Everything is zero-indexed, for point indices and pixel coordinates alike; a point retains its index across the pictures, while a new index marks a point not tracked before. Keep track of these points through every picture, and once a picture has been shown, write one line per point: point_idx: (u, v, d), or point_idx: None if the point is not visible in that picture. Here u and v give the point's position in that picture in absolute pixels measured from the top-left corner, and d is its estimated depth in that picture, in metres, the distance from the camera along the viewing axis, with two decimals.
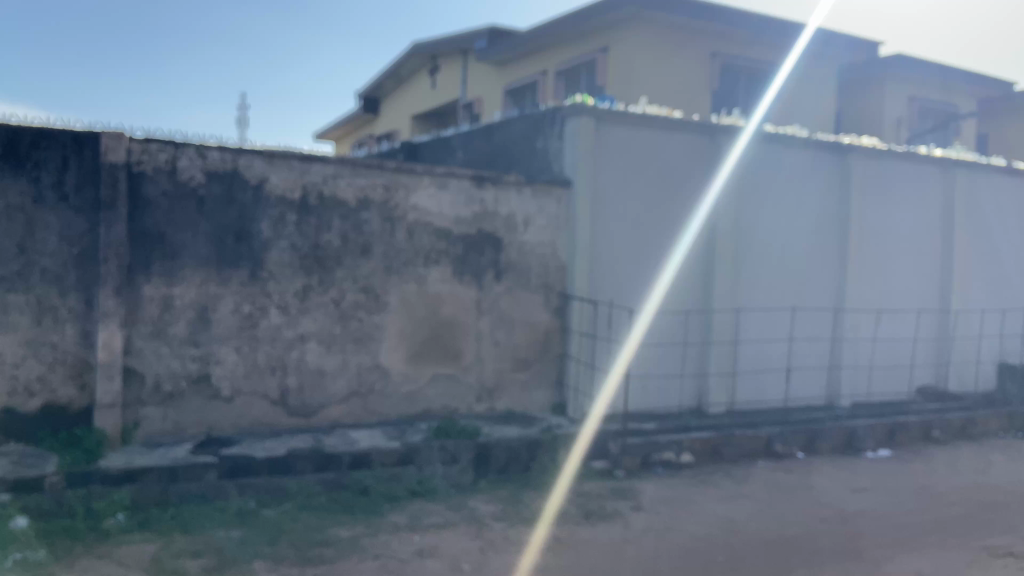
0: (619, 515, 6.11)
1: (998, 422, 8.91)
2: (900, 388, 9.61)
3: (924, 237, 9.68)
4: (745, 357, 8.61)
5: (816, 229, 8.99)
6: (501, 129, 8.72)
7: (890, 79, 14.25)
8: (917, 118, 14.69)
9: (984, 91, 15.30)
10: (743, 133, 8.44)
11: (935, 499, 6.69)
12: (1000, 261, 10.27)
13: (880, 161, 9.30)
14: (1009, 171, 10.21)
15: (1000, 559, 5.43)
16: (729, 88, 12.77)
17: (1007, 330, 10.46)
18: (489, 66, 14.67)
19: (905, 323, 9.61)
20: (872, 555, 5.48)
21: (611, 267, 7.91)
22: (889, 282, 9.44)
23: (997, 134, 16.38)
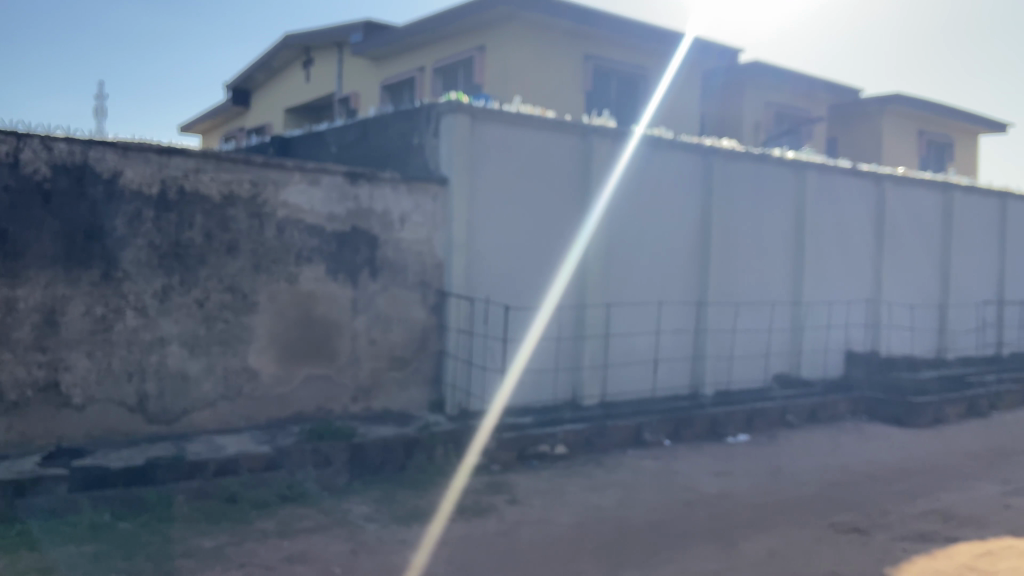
0: (493, 510, 6.17)
1: (844, 405, 9.61)
2: (758, 376, 10.18)
3: (779, 234, 10.30)
4: (616, 350, 8.88)
5: (681, 227, 9.39)
6: (377, 124, 8.61)
7: (748, 84, 15.08)
8: (774, 122, 15.62)
9: (834, 97, 16.45)
10: (615, 133, 8.69)
11: (788, 480, 7.15)
12: (847, 256, 11.08)
13: (740, 163, 9.84)
14: (854, 172, 11.02)
15: (845, 534, 5.86)
16: (602, 90, 13.12)
17: (852, 321, 11.24)
18: (366, 61, 14.46)
19: (762, 315, 10.18)
20: (731, 536, 5.79)
21: (489, 264, 7.97)
22: (747, 276, 9.99)
23: (846, 138, 17.65)
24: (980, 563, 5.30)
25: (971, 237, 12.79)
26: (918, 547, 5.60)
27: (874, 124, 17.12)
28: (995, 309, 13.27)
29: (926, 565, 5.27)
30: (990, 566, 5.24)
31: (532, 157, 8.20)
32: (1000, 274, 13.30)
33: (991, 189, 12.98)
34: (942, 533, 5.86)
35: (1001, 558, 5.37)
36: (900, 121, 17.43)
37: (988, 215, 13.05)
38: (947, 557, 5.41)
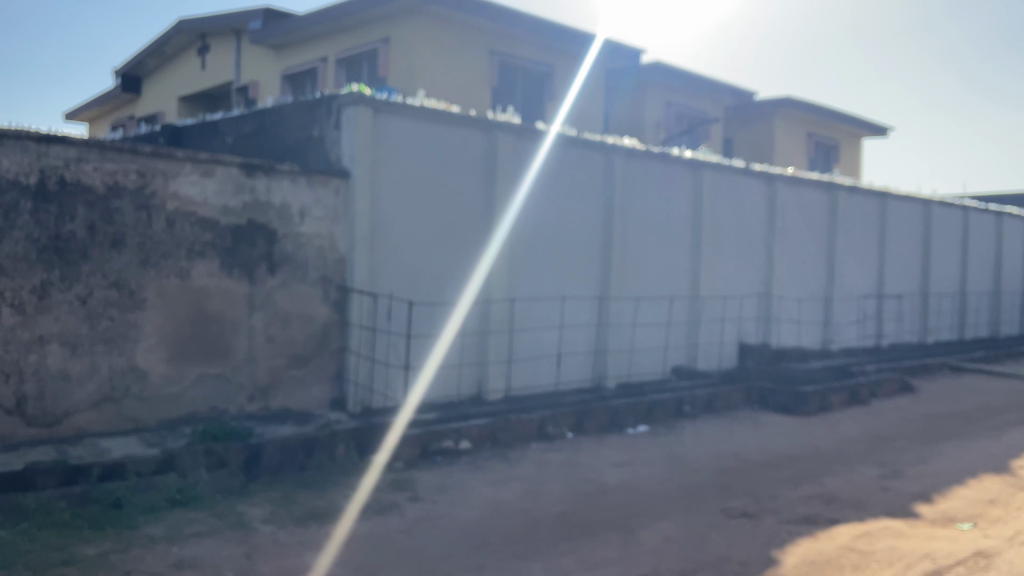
0: (394, 507, 6.11)
1: (737, 395, 9.99)
2: (657, 368, 10.45)
3: (677, 230, 10.61)
4: (520, 345, 8.94)
5: (584, 223, 9.53)
6: (276, 115, 8.38)
7: (649, 84, 15.47)
8: (673, 121, 16.08)
9: (729, 98, 17.08)
10: (519, 129, 8.74)
11: (684, 469, 7.38)
12: (740, 251, 11.52)
13: (640, 161, 10.07)
14: (747, 172, 11.46)
15: (736, 520, 6.09)
16: (507, 86, 13.17)
17: (746, 314, 11.69)
18: (266, 49, 14.04)
19: (661, 309, 10.46)
20: (630, 525, 5.93)
21: (393, 261, 7.85)
22: (648, 271, 10.26)
23: (740, 139, 18.36)
24: (859, 544, 5.61)
25: (854, 234, 13.53)
26: (803, 530, 5.88)
27: (767, 125, 17.88)
28: (876, 302, 14.08)
29: (809, 547, 5.54)
30: (867, 546, 5.56)
31: (436, 152, 8.15)
32: (880, 270, 14.12)
33: (872, 189, 13.76)
34: (824, 516, 6.18)
35: (877, 538, 5.71)
36: (791, 122, 18.26)
37: (869, 214, 13.83)
38: (829, 539, 5.71)
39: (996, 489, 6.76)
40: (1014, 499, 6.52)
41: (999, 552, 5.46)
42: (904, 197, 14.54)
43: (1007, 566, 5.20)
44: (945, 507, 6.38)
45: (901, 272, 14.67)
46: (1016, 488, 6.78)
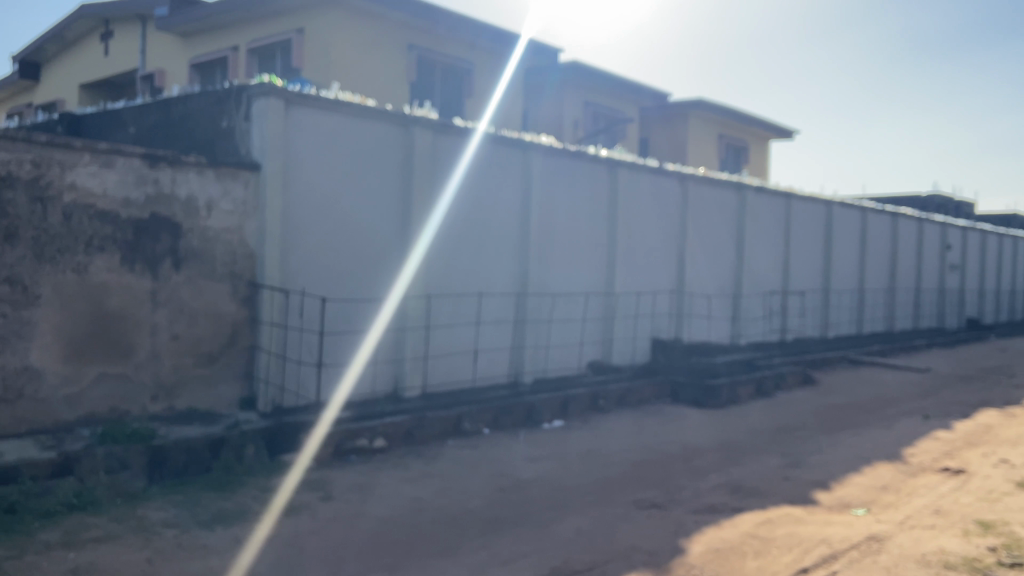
0: (304, 508, 5.98)
1: (650, 389, 10.23)
2: (573, 364, 10.57)
3: (594, 228, 10.78)
4: (437, 342, 8.91)
5: (502, 220, 9.58)
6: (183, 105, 8.11)
7: (566, 83, 15.66)
8: (590, 120, 16.31)
9: (644, 99, 17.45)
10: (436, 125, 8.69)
11: (596, 462, 7.50)
12: (654, 249, 11.79)
13: (557, 159, 10.17)
14: (661, 171, 11.73)
15: (646, 511, 6.24)
16: (425, 81, 13.08)
17: (659, 310, 11.96)
18: (174, 37, 13.56)
19: (577, 305, 10.60)
20: (542, 518, 5.99)
21: (305, 257, 7.69)
22: (564, 267, 10.37)
23: (655, 140, 18.81)
24: (761, 531, 5.83)
25: (761, 233, 14.04)
26: (709, 519, 6.07)
27: (680, 126, 18.36)
28: (781, 298, 14.65)
29: (714, 535, 5.73)
30: (769, 533, 5.78)
31: (351, 146, 8.02)
32: (785, 267, 14.70)
33: (778, 189, 14.31)
34: (729, 505, 6.40)
35: (778, 525, 5.94)
36: (704, 124, 18.80)
37: (775, 213, 14.37)
38: (734, 527, 5.91)
39: (888, 476, 7.13)
40: (904, 485, 6.89)
41: (890, 535, 5.77)
42: (808, 198, 15.19)
43: (896, 549, 5.50)
44: (842, 494, 6.69)
45: (805, 270, 15.32)
46: (906, 474, 7.17)
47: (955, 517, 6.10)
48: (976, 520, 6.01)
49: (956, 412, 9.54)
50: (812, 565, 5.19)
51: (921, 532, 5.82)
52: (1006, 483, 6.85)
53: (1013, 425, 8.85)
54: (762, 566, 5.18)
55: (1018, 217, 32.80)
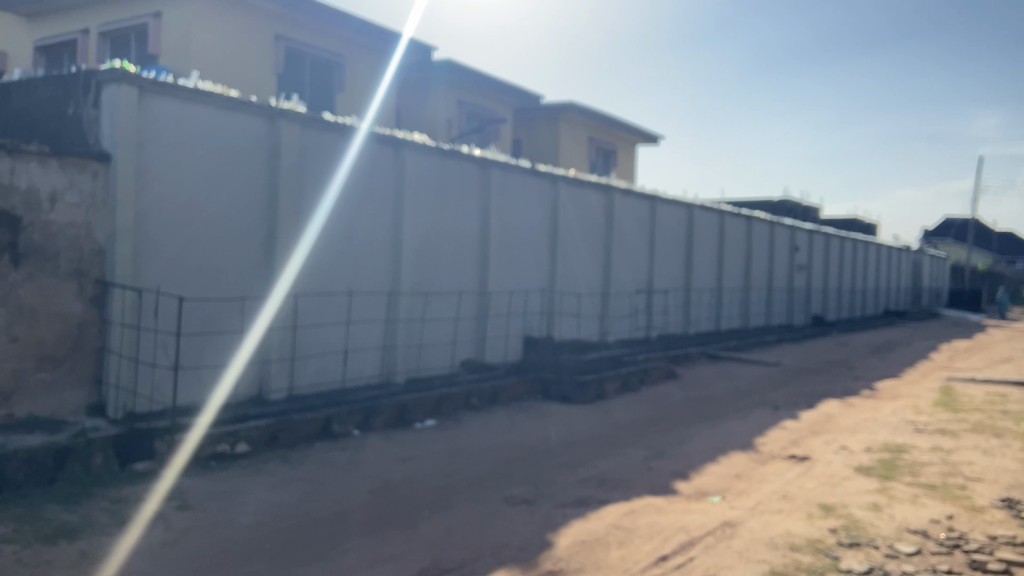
0: (157, 517, 5.65)
1: (521, 387, 10.37)
2: (445, 363, 10.54)
3: (467, 227, 10.82)
4: (304, 342, 8.65)
5: (373, 218, 9.43)
6: (24, 90, 7.52)
7: (440, 81, 15.64)
8: (464, 120, 16.35)
9: (518, 101, 17.71)
10: (305, 118, 8.44)
11: (466, 460, 7.53)
12: (526, 249, 11.97)
13: (430, 158, 10.12)
14: (533, 172, 11.92)
15: (516, 507, 6.32)
16: (293, 73, 12.68)
17: (531, 308, 12.16)
18: (18, 16, 12.74)
19: (449, 304, 10.59)
20: (411, 519, 5.95)
21: (161, 254, 7.27)
22: (436, 266, 10.34)
23: (528, 141, 19.13)
24: (625, 521, 6.04)
25: (628, 234, 14.56)
26: (575, 512, 6.23)
27: (552, 128, 18.75)
28: (646, 297, 15.25)
29: (581, 528, 5.88)
30: (632, 523, 6.00)
31: (212, 137, 7.65)
32: (650, 267, 15.32)
33: (644, 192, 14.89)
34: (595, 498, 6.59)
35: (641, 515, 6.18)
36: (575, 126, 19.29)
37: (640, 216, 14.95)
38: (599, 518, 6.09)
39: (742, 465, 7.57)
40: (756, 472, 7.33)
41: (742, 521, 6.12)
42: (671, 201, 15.90)
43: (748, 533, 5.85)
44: (699, 483, 7.05)
45: (669, 270, 16.02)
46: (758, 463, 7.64)
47: (800, 502, 6.55)
48: (818, 503, 6.48)
49: (802, 403, 10.25)
50: (672, 552, 5.43)
51: (770, 517, 6.21)
52: (845, 468, 7.43)
53: (850, 414, 9.62)
54: (624, 556, 5.37)
55: (856, 221, 35.72)
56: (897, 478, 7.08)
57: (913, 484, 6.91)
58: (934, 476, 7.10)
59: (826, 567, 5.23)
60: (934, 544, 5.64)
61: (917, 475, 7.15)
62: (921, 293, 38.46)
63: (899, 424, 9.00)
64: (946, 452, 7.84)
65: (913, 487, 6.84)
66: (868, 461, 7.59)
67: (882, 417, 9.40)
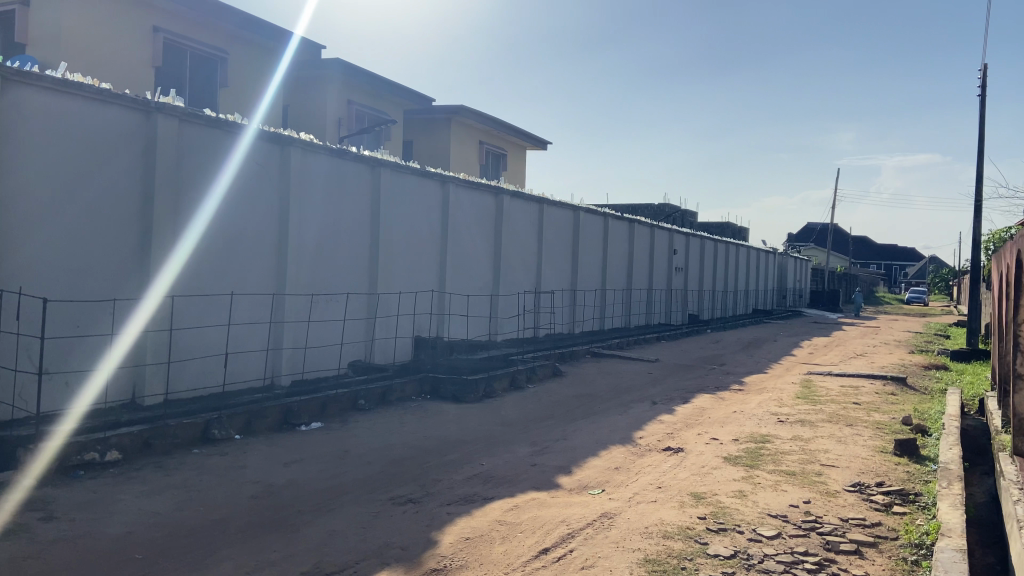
0: (19, 530, 5.35)
1: (410, 387, 10.39)
2: (331, 364, 10.41)
3: (355, 228, 10.74)
4: (181, 345, 8.36)
5: (256, 217, 9.22)
6: None
7: (329, 80, 15.44)
8: (354, 120, 16.19)
9: (409, 103, 17.70)
10: (183, 113, 8.16)
11: (352, 462, 7.52)
12: (415, 249, 11.98)
13: (317, 156, 9.97)
14: (423, 173, 11.94)
15: (401, 506, 6.37)
16: (173, 68, 12.24)
17: (419, 309, 12.17)
18: None
19: (336, 305, 10.47)
20: (294, 524, 5.89)
21: (24, 253, 6.88)
22: (322, 267, 10.20)
23: (419, 143, 19.16)
24: (508, 517, 6.20)
25: (516, 236, 14.82)
26: (460, 510, 6.34)
27: (443, 130, 18.82)
28: (534, 297, 15.57)
29: (465, 525, 6.00)
30: (515, 518, 6.17)
31: (83, 131, 7.31)
32: (538, 268, 15.65)
33: (532, 195, 15.18)
34: (480, 495, 6.72)
35: (524, 510, 6.36)
36: (466, 130, 19.44)
37: (529, 218, 15.25)
38: (484, 515, 6.23)
39: (621, 458, 7.90)
40: (634, 464, 7.68)
41: (620, 511, 6.41)
42: (558, 204, 16.29)
43: (625, 523, 6.12)
44: (581, 477, 7.31)
45: (556, 271, 16.41)
46: (636, 455, 7.99)
47: (673, 491, 6.92)
48: (690, 492, 6.87)
49: (678, 398, 10.77)
50: (553, 545, 5.63)
51: (645, 507, 6.53)
52: (715, 458, 7.89)
53: (721, 407, 10.20)
54: (507, 550, 5.52)
55: (729, 225, 37.63)
56: (761, 466, 7.58)
57: (775, 471, 7.42)
58: (794, 464, 7.65)
59: (695, 552, 5.56)
60: (793, 527, 6.09)
61: (779, 463, 7.68)
62: (787, 293, 41.05)
63: (764, 416, 9.62)
64: (805, 441, 8.45)
65: (776, 474, 7.35)
66: (736, 451, 8.09)
67: (749, 410, 10.02)
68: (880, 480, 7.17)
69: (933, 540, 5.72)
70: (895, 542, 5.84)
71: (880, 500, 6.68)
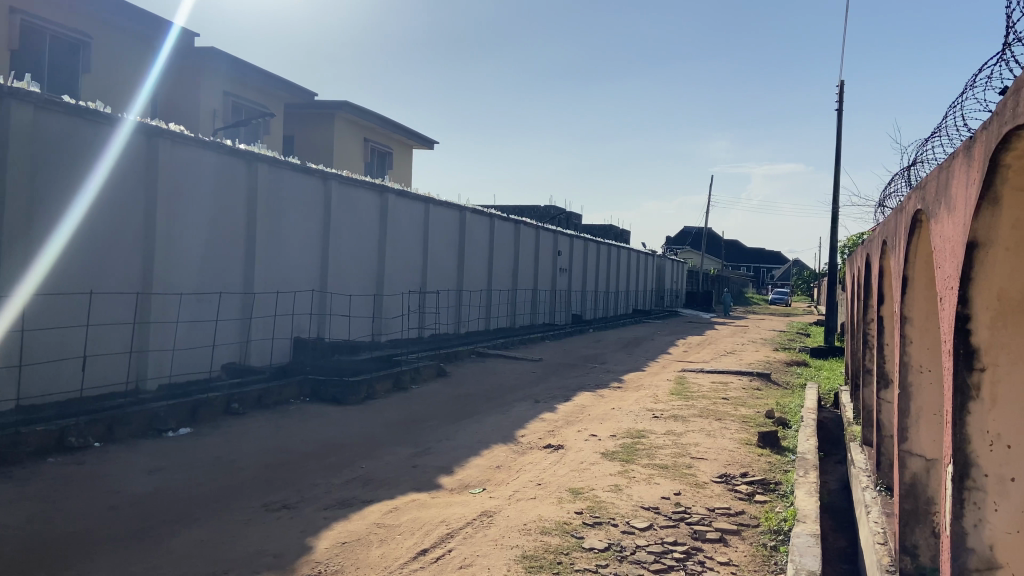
0: None
1: (288, 390, 10.09)
2: (202, 367, 9.98)
3: (228, 225, 10.33)
4: (34, 348, 7.79)
5: (120, 212, 8.71)
6: None
7: (203, 70, 14.83)
8: (230, 112, 15.62)
9: (290, 97, 17.23)
10: (38, 99, 7.61)
11: (224, 468, 7.23)
12: (294, 249, 11.66)
13: (188, 149, 9.54)
14: (302, 169, 11.62)
15: (275, 513, 6.18)
16: (28, 51, 11.46)
17: (298, 309, 11.85)
18: None
19: (208, 305, 10.05)
20: (157, 535, 5.59)
21: None
22: (193, 266, 9.75)
23: (300, 137, 18.70)
24: (387, 519, 6.13)
25: (401, 236, 14.69)
26: (337, 514, 6.22)
27: (325, 126, 18.42)
28: (418, 298, 15.48)
29: (342, 529, 5.88)
30: (394, 520, 6.11)
31: None
32: (422, 268, 15.58)
33: (417, 195, 15.09)
34: (359, 498, 6.62)
35: (403, 512, 6.31)
36: (349, 125, 19.08)
37: (414, 218, 15.15)
38: (361, 519, 6.13)
39: (502, 456, 7.98)
40: (515, 463, 7.76)
41: (499, 509, 6.47)
42: (444, 205, 16.27)
43: (503, 521, 6.19)
44: (462, 476, 7.33)
45: (441, 270, 16.38)
46: (517, 453, 8.09)
47: (553, 487, 7.06)
48: (568, 488, 7.02)
49: (559, 396, 10.98)
50: (431, 546, 5.61)
51: (524, 504, 6.62)
52: (593, 453, 8.10)
53: (601, 404, 10.48)
54: (385, 553, 5.45)
55: (612, 227, 38.78)
56: (636, 460, 7.85)
57: (649, 465, 7.70)
58: (667, 457, 7.97)
59: (572, 546, 5.69)
60: (664, 518, 6.33)
61: (653, 457, 7.97)
62: (664, 294, 42.70)
63: (640, 413, 9.95)
64: (678, 435, 8.81)
65: (649, 468, 7.62)
66: (613, 447, 8.33)
67: (627, 406, 10.33)
68: (744, 470, 7.58)
69: (790, 526, 6.10)
70: (756, 529, 6.18)
71: (744, 490, 7.06)
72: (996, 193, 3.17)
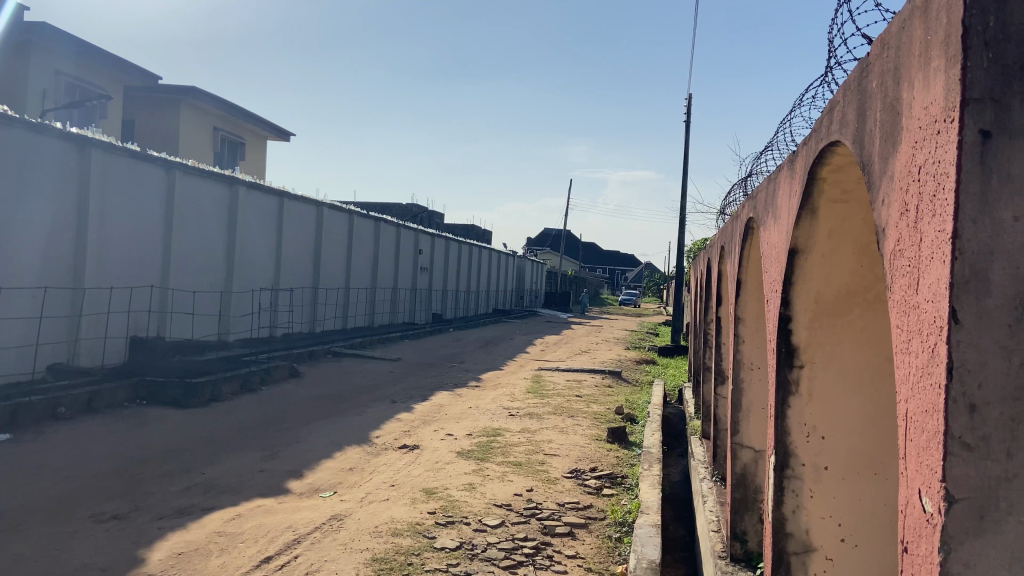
0: None
1: (123, 392, 9.41)
2: (22, 368, 9.09)
3: (56, 213, 9.50)
4: None
5: None
6: None
7: (31, 46, 13.59)
8: (62, 93, 14.41)
9: (132, 79, 16.10)
10: None
11: (47, 477, 6.61)
12: (132, 241, 10.89)
13: (12, 130, 8.72)
14: (142, 156, 10.87)
15: (103, 524, 5.73)
16: None
17: (135, 307, 11.07)
18: None
19: (30, 300, 9.19)
20: None
21: None
22: (14, 257, 8.90)
23: (142, 123, 17.53)
24: (229, 527, 5.84)
25: (252, 230, 14.07)
26: (174, 524, 5.85)
27: (171, 113, 17.36)
28: (269, 295, 14.90)
29: (178, 540, 5.54)
30: (236, 528, 5.82)
31: None
32: (275, 264, 15.01)
33: (270, 188, 14.52)
34: (198, 506, 6.26)
35: (246, 519, 6.02)
36: (197, 112, 18.07)
37: (267, 212, 14.57)
38: (200, 528, 5.80)
39: (355, 458, 7.80)
40: (368, 464, 7.62)
41: (350, 513, 6.31)
42: (300, 200, 15.76)
43: (354, 524, 6.05)
44: (312, 480, 7.10)
45: (295, 267, 15.84)
46: (371, 455, 7.94)
47: (406, 488, 6.98)
48: (421, 488, 6.97)
49: (415, 396, 10.89)
50: (276, 552, 5.39)
51: (377, 506, 6.51)
52: (448, 453, 8.09)
53: (457, 403, 10.49)
54: (225, 563, 5.18)
55: (474, 227, 39.06)
56: (490, 459, 7.91)
57: (502, 463, 7.77)
58: (520, 455, 8.08)
59: (423, 547, 5.65)
60: (515, 515, 6.42)
61: (507, 455, 8.07)
62: (524, 294, 43.46)
63: (495, 411, 10.04)
64: (532, 433, 8.96)
65: (503, 465, 7.70)
66: (467, 446, 8.35)
67: (482, 405, 10.39)
68: (594, 465, 7.83)
69: (633, 518, 6.36)
70: (602, 522, 6.40)
71: (592, 484, 7.28)
72: (814, 204, 3.42)
